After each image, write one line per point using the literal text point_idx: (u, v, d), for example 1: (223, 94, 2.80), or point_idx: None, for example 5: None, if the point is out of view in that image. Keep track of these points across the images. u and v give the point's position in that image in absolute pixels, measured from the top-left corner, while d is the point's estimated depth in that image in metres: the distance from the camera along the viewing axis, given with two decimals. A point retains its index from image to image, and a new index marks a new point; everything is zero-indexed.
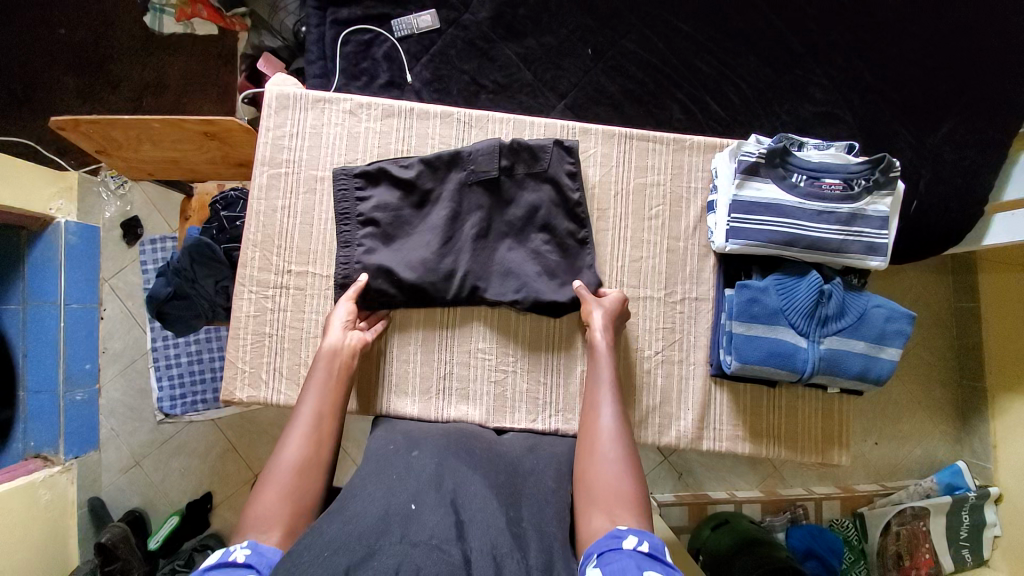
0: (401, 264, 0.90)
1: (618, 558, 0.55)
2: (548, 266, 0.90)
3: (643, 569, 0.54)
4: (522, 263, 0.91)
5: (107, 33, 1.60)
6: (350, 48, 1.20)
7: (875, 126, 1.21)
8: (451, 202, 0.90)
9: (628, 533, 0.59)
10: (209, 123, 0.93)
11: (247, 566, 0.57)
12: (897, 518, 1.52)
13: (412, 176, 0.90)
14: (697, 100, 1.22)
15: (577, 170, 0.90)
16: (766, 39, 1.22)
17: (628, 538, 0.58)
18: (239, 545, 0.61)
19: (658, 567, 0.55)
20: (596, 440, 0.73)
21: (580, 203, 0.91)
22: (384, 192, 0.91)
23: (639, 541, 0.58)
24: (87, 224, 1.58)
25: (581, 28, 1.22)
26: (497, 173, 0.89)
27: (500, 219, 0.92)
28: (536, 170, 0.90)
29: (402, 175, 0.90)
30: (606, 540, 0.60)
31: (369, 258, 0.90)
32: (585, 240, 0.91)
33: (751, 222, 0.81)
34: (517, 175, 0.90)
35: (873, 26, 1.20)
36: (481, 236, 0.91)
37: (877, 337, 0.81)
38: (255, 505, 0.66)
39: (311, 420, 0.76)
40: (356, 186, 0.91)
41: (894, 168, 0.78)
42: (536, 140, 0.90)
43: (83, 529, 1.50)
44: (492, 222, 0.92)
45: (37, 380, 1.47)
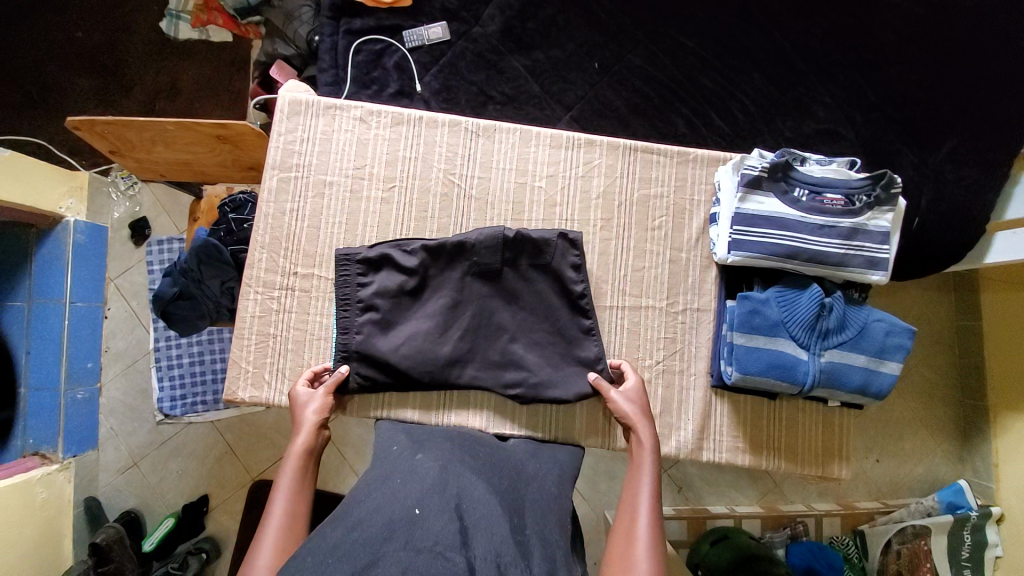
0: (396, 355, 0.87)
1: None
2: (548, 359, 0.88)
3: None
4: (522, 355, 0.88)
5: (123, 38, 1.63)
6: (362, 57, 1.23)
7: (877, 144, 1.23)
8: (452, 292, 0.88)
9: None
10: (222, 126, 0.94)
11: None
12: (898, 536, 1.51)
13: (411, 262, 0.88)
14: (702, 115, 1.25)
15: (581, 262, 0.89)
16: (770, 57, 1.25)
17: None
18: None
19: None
20: (630, 544, 0.67)
21: (583, 295, 0.89)
22: (384, 280, 0.89)
23: None
24: (95, 224, 1.60)
25: (588, 42, 1.24)
26: (498, 267, 0.88)
27: (502, 309, 0.89)
28: (539, 263, 0.89)
29: (402, 266, 0.88)
30: None
31: (367, 348, 0.87)
32: (590, 330, 0.89)
33: (753, 234, 0.82)
34: (518, 267, 0.88)
35: (874, 47, 1.23)
36: (479, 325, 0.89)
37: (878, 350, 0.81)
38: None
39: (288, 492, 0.73)
40: (358, 271, 0.89)
41: (894, 184, 0.79)
42: (540, 233, 0.89)
43: (78, 529, 1.49)
44: (494, 312, 0.89)
45: (39, 377, 1.47)
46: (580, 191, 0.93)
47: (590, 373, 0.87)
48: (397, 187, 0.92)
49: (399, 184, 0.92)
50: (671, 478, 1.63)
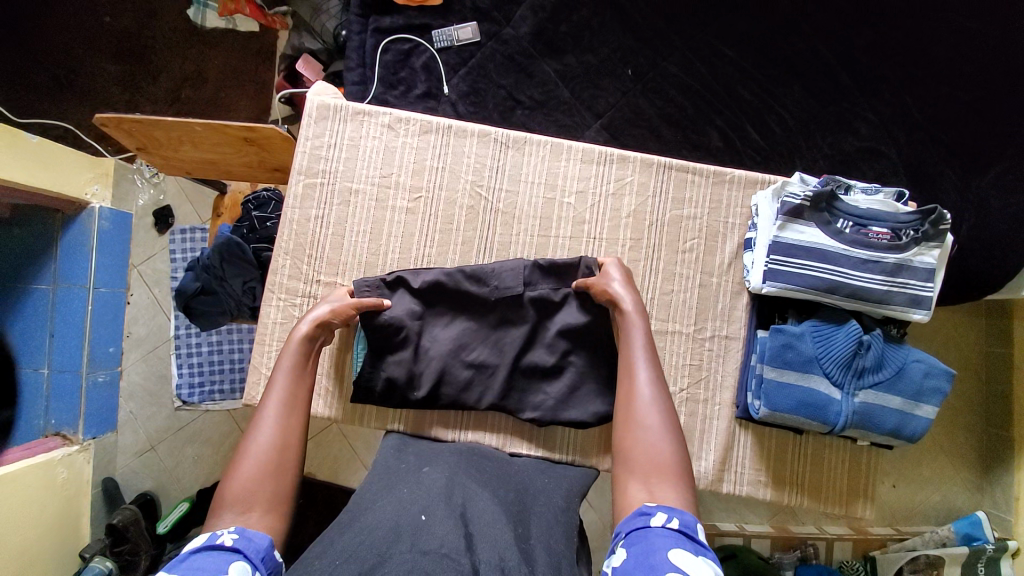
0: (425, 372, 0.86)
1: (644, 539, 0.56)
2: (569, 384, 0.86)
3: (670, 548, 0.53)
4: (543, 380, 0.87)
5: (153, 25, 1.63)
6: (391, 57, 1.21)
7: (920, 166, 1.17)
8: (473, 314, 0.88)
9: (656, 511, 0.59)
10: (250, 128, 0.93)
11: (235, 550, 0.57)
12: (910, 564, 1.49)
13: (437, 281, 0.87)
14: (738, 128, 1.20)
15: None
16: (813, 69, 1.19)
17: (657, 516, 0.58)
18: (228, 529, 0.60)
19: (687, 546, 0.54)
20: (634, 409, 0.71)
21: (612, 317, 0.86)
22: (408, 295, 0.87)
23: (668, 517, 0.58)
24: (121, 211, 1.62)
25: (622, 48, 1.20)
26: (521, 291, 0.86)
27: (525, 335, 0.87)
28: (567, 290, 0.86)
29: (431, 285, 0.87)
30: (635, 518, 0.60)
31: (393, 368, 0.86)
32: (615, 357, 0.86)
33: (791, 266, 0.78)
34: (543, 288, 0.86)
35: (926, 63, 1.16)
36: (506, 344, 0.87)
37: (915, 393, 0.78)
38: (228, 497, 0.64)
39: (279, 418, 0.73)
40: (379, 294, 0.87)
41: (945, 221, 0.75)
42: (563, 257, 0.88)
43: (96, 508, 1.53)
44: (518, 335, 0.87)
45: (61, 359, 1.50)
46: (611, 209, 0.90)
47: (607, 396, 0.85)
48: (423, 198, 0.90)
49: (425, 196, 0.90)
50: None
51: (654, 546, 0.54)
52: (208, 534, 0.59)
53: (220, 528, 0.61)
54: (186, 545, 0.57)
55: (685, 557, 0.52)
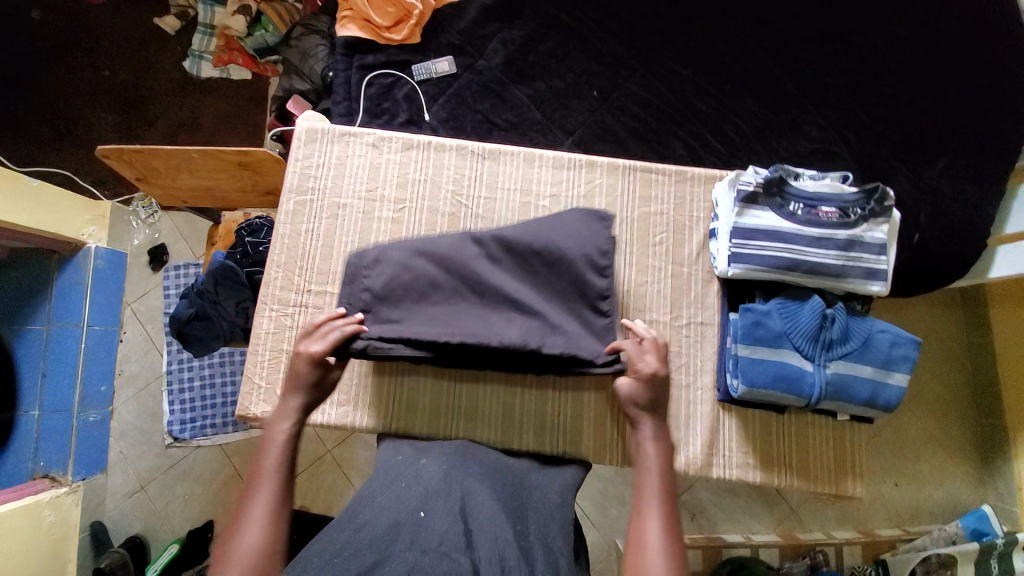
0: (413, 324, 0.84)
1: None
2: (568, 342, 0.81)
3: None
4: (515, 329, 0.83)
5: (150, 77, 1.75)
6: (374, 90, 1.30)
7: (873, 162, 1.25)
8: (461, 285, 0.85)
9: None
10: (244, 153, 1.00)
11: None
12: (922, 565, 1.43)
13: (420, 296, 0.85)
14: (699, 137, 1.29)
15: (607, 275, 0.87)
16: (763, 82, 1.30)
17: None
18: None
19: None
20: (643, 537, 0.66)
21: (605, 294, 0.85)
22: (396, 301, 0.85)
23: None
24: (115, 250, 1.67)
25: (587, 72, 1.31)
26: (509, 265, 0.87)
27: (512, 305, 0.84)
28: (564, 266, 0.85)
29: (415, 302, 0.85)
30: None
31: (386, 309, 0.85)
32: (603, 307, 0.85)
33: (752, 248, 0.83)
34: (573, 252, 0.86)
35: (865, 71, 1.27)
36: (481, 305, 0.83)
37: (884, 361, 0.81)
38: None
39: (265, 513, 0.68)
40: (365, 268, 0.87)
41: (888, 197, 0.81)
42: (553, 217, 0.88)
43: (82, 555, 1.49)
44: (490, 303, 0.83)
45: (52, 400, 1.50)
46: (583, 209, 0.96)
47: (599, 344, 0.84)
48: (407, 208, 0.95)
49: (409, 205, 0.95)
50: (683, 505, 1.60)
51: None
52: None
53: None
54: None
55: None
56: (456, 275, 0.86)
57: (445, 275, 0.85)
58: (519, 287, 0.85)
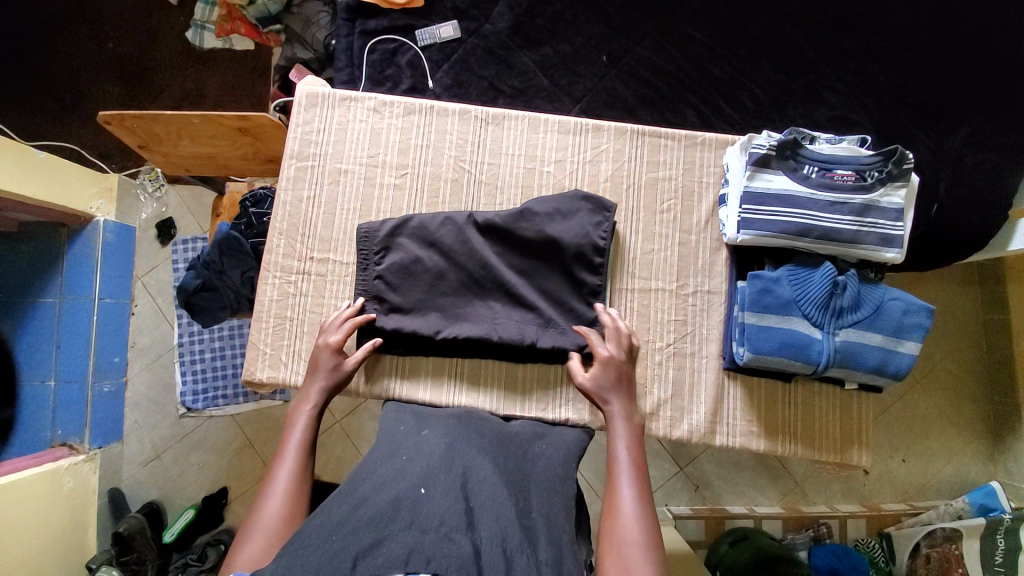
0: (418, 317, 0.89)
1: None
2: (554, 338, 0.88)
3: None
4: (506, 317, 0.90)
5: (152, 48, 1.72)
6: (377, 56, 1.27)
7: (892, 130, 1.21)
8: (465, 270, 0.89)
9: None
10: (244, 118, 0.98)
11: None
12: (927, 539, 1.46)
13: (430, 285, 0.89)
14: (711, 104, 1.25)
15: (607, 246, 0.88)
16: (779, 46, 1.25)
17: None
18: None
19: None
20: (615, 517, 0.68)
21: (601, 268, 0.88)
22: (406, 288, 0.90)
23: None
24: (124, 224, 1.68)
25: (595, 36, 1.27)
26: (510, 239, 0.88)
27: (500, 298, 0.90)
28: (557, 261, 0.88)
29: (426, 291, 0.89)
30: None
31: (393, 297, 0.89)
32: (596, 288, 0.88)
33: (762, 214, 0.81)
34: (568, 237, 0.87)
35: (887, 33, 1.22)
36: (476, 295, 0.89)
37: (896, 329, 0.80)
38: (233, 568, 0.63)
39: (286, 486, 0.72)
40: (376, 251, 0.90)
41: (907, 159, 0.78)
42: (548, 198, 0.91)
43: (102, 519, 1.54)
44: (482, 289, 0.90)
45: (67, 369, 1.53)
46: (589, 175, 0.94)
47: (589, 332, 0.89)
48: (409, 174, 0.94)
49: (411, 171, 0.94)
50: (688, 477, 1.62)
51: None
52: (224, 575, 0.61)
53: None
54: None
55: None
56: (462, 266, 0.89)
57: (451, 268, 0.89)
58: (516, 279, 0.89)
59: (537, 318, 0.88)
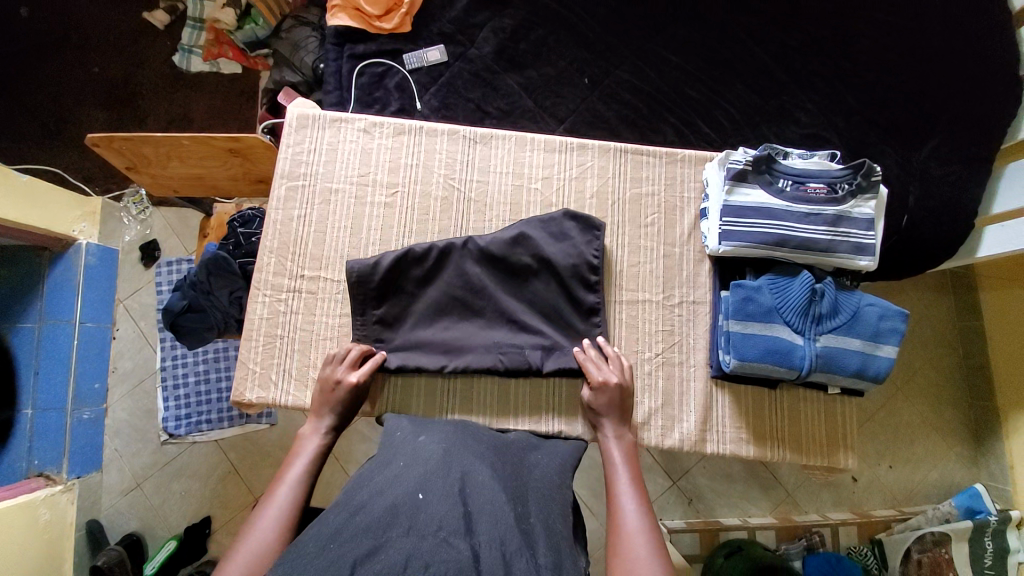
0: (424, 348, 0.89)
1: None
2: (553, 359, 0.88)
3: None
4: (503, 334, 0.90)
5: (139, 73, 1.73)
6: (366, 79, 1.30)
7: (861, 145, 1.27)
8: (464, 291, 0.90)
9: None
10: (234, 139, 0.99)
11: None
12: (918, 545, 1.48)
13: (431, 316, 0.90)
14: (690, 124, 1.30)
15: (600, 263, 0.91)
16: (751, 68, 1.31)
17: None
18: None
19: None
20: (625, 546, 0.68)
21: (594, 283, 0.90)
22: (410, 321, 0.90)
23: None
24: (107, 247, 1.66)
25: (578, 60, 1.32)
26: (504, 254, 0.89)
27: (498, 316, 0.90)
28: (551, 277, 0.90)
29: (428, 322, 0.90)
30: None
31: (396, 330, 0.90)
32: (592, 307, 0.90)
33: (742, 225, 0.84)
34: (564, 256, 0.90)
35: (850, 55, 1.29)
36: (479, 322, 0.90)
37: (873, 334, 0.83)
38: None
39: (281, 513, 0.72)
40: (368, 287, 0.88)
41: (874, 172, 0.83)
42: (545, 215, 0.93)
43: (79, 553, 1.48)
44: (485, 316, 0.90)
45: (48, 398, 1.48)
46: (575, 192, 0.97)
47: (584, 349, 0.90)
48: (399, 193, 0.95)
49: (402, 189, 0.95)
50: (681, 491, 1.62)
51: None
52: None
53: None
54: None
55: None
56: (460, 294, 0.90)
57: (447, 295, 0.90)
58: (515, 302, 0.90)
59: (540, 339, 0.89)
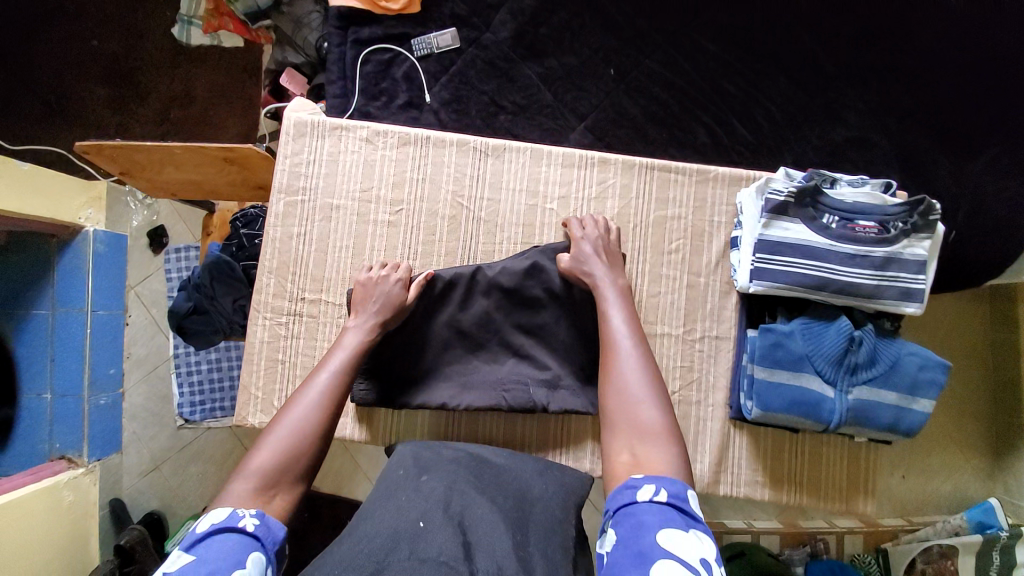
0: (427, 386, 0.86)
1: (638, 516, 0.57)
2: (562, 400, 0.84)
3: (664, 525, 0.56)
4: (511, 368, 0.86)
5: (138, 46, 1.64)
6: (371, 67, 1.20)
7: (912, 152, 1.15)
8: (472, 325, 0.85)
9: (646, 484, 0.60)
10: (227, 150, 0.93)
11: (256, 537, 0.58)
12: (923, 556, 1.45)
13: (437, 351, 0.86)
14: (724, 123, 1.18)
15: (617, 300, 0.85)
16: (798, 59, 1.17)
17: (645, 489, 0.60)
18: (249, 511, 0.62)
19: (676, 522, 0.56)
20: (621, 387, 0.72)
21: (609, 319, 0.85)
22: (413, 356, 0.86)
23: (656, 491, 0.60)
24: (114, 233, 1.63)
25: (604, 48, 1.19)
26: (515, 287, 0.84)
27: (505, 348, 0.86)
28: (565, 311, 0.85)
29: (433, 357, 0.86)
30: (623, 490, 0.62)
31: (398, 362, 0.86)
32: None
33: (777, 264, 0.77)
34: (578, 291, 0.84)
35: (913, 47, 1.14)
36: (487, 356, 0.86)
37: (910, 387, 0.76)
38: (255, 468, 0.66)
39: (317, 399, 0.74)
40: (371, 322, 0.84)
41: (934, 211, 0.74)
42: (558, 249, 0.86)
43: (104, 529, 1.55)
44: (493, 348, 0.86)
45: (62, 384, 1.50)
46: (593, 213, 0.89)
47: (596, 387, 0.85)
48: (404, 211, 0.89)
49: (407, 207, 0.89)
50: None
51: (645, 524, 0.56)
52: (227, 511, 0.61)
53: (239, 506, 0.62)
54: (204, 522, 0.59)
55: (674, 535, 0.54)
56: (469, 327, 0.86)
57: (455, 328, 0.86)
58: (523, 337, 0.86)
59: (545, 373, 0.85)
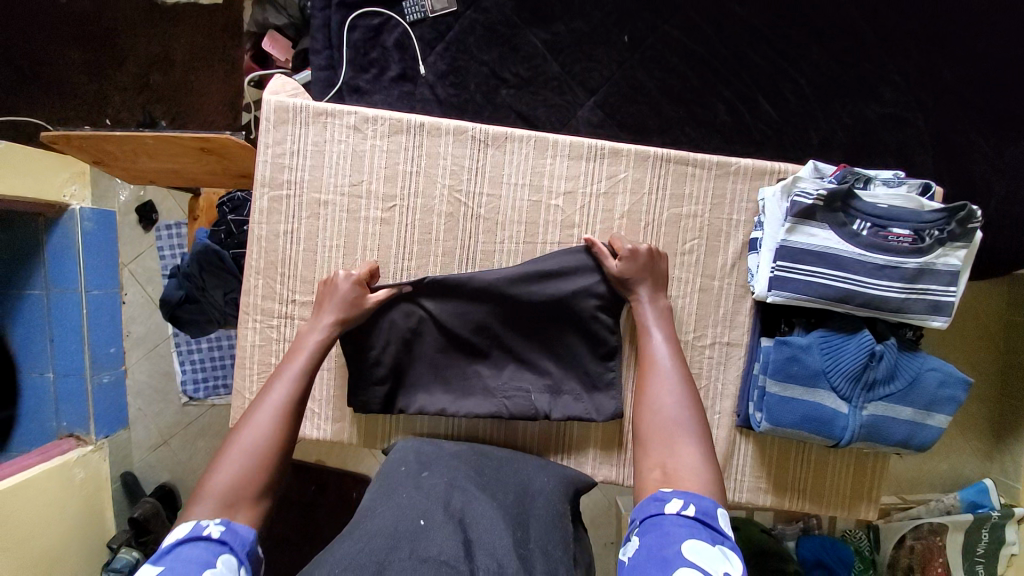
0: (427, 392, 0.83)
1: (665, 530, 0.56)
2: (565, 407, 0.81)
3: (690, 539, 0.54)
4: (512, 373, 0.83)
5: (110, 3, 1.50)
6: (359, 35, 1.09)
7: (950, 132, 1.05)
8: (471, 330, 0.82)
9: (673, 498, 0.58)
10: (203, 140, 0.86)
11: (221, 542, 0.57)
12: (913, 531, 1.45)
13: (435, 356, 0.83)
14: (748, 99, 1.08)
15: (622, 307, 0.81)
16: (833, 25, 1.05)
17: (673, 503, 0.58)
18: (213, 522, 0.60)
19: (705, 536, 0.55)
20: (658, 403, 0.70)
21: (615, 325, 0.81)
22: (410, 361, 0.83)
23: (685, 505, 0.58)
24: (102, 210, 1.57)
25: (617, 10, 1.07)
26: (517, 292, 0.80)
27: (504, 353, 0.83)
28: (569, 317, 0.81)
29: (431, 363, 0.83)
30: (650, 504, 0.60)
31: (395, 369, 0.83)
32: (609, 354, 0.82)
33: (799, 273, 0.73)
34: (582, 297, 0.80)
35: (963, 11, 1.02)
36: (488, 361, 0.83)
37: (928, 403, 0.73)
38: (211, 489, 0.63)
39: (275, 413, 0.70)
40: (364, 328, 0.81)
41: (974, 219, 0.68)
42: (558, 258, 0.81)
43: (117, 502, 1.60)
44: (493, 353, 0.83)
45: (65, 364, 1.51)
46: (601, 209, 0.82)
47: (598, 394, 0.82)
48: (397, 207, 0.83)
49: (400, 203, 0.82)
50: None
51: (670, 534, 0.55)
52: (190, 524, 0.59)
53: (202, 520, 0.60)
54: (168, 536, 0.57)
55: (699, 548, 0.53)
56: (468, 333, 0.82)
57: (454, 334, 0.82)
58: (525, 342, 0.83)
59: (546, 380, 0.83)
